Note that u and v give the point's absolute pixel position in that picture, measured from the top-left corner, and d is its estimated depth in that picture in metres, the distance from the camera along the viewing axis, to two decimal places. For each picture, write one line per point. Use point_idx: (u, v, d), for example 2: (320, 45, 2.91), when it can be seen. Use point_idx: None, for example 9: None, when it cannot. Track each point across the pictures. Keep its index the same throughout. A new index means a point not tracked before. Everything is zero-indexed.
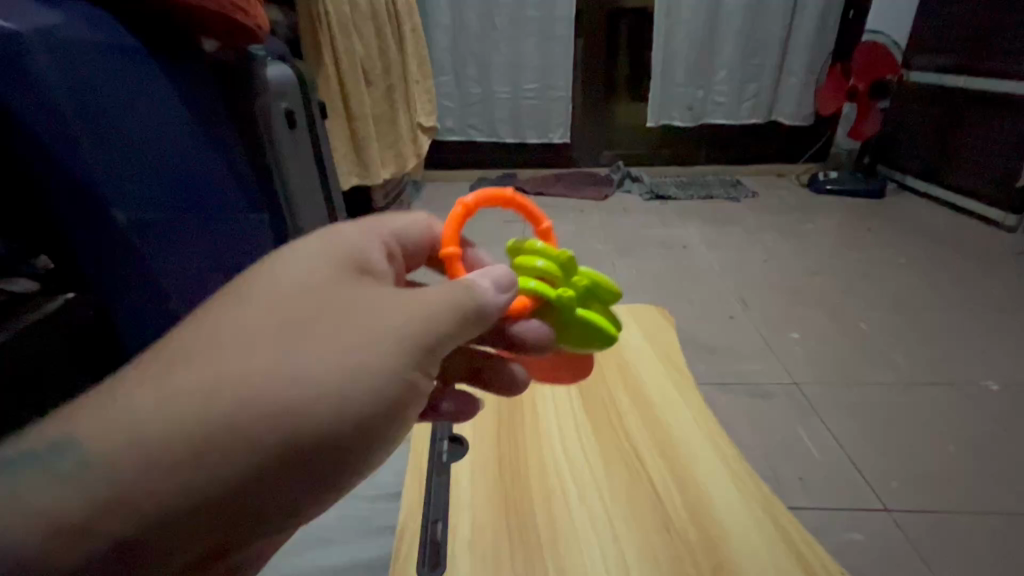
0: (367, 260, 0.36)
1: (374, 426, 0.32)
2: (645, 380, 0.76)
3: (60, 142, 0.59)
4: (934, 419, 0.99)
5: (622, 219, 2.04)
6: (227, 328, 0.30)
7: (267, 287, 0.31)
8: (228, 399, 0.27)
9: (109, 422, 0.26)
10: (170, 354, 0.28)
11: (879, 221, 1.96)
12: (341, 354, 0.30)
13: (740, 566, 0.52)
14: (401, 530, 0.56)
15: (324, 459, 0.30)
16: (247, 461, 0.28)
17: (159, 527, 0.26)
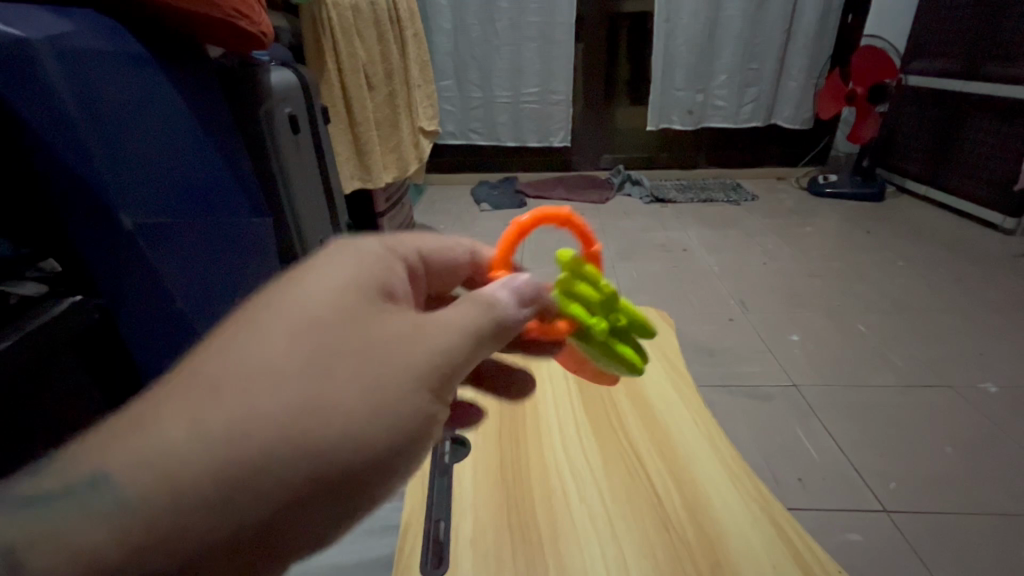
0: (392, 280, 0.33)
1: (404, 457, 0.29)
2: (644, 381, 0.77)
3: (68, 145, 0.61)
4: (934, 422, 1.00)
5: (622, 221, 2.06)
6: (245, 356, 0.26)
7: (288, 308, 0.27)
8: (251, 441, 0.24)
9: (137, 455, 0.23)
10: (199, 378, 0.25)
11: (878, 224, 1.97)
12: (371, 385, 0.27)
13: (736, 564, 0.52)
14: (405, 528, 0.57)
15: (352, 495, 0.27)
16: (270, 504, 0.25)
17: (193, 572, 0.24)
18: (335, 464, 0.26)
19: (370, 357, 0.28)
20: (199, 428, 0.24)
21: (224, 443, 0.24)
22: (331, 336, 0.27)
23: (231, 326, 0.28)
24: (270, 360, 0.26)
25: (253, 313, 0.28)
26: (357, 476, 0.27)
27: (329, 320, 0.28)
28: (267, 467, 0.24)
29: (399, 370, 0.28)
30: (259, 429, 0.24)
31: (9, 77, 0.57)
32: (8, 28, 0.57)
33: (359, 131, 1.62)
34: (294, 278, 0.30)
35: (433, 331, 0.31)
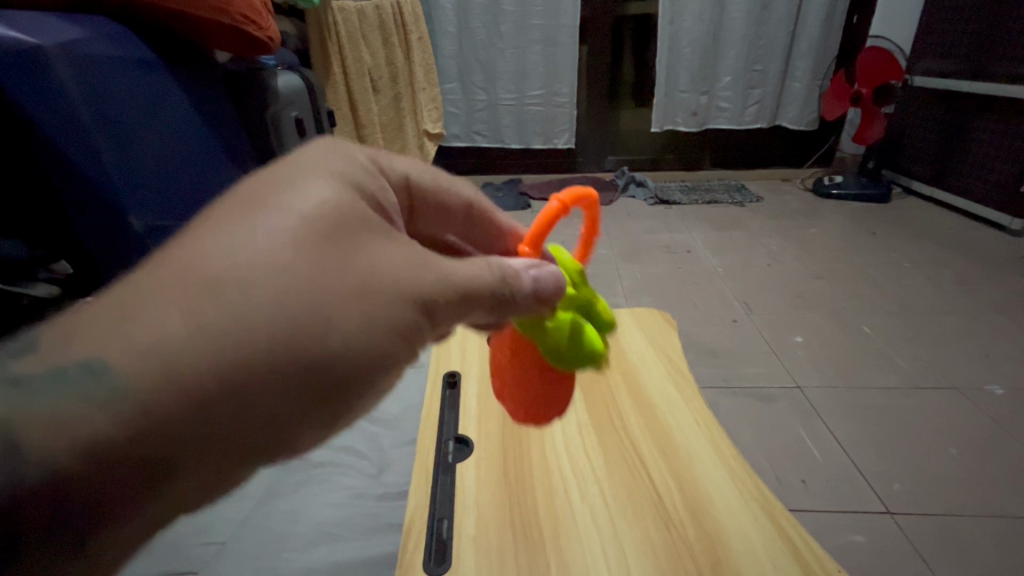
0: (385, 203, 0.36)
1: (393, 363, 0.31)
2: (646, 382, 0.77)
3: (81, 148, 0.64)
4: (937, 423, 1.00)
5: (626, 223, 2.06)
6: (251, 247, 0.27)
7: (292, 208, 0.29)
8: (263, 321, 0.25)
9: (137, 343, 0.23)
10: (200, 273, 0.25)
11: (884, 226, 1.96)
12: (372, 287, 0.30)
13: (737, 564, 0.53)
14: (408, 527, 0.58)
15: (344, 390, 0.29)
16: (273, 384, 0.26)
17: (189, 451, 0.24)
18: (335, 358, 0.28)
19: (369, 280, 0.29)
20: (206, 324, 0.24)
21: (235, 341, 0.24)
22: (333, 254, 0.29)
23: (224, 224, 0.27)
24: (276, 268, 0.26)
25: (249, 217, 0.28)
26: (348, 385, 0.29)
27: (330, 238, 0.29)
28: (276, 352, 0.25)
29: (394, 296, 0.30)
30: (266, 332, 0.25)
31: (25, 78, 0.59)
32: (25, 36, 0.60)
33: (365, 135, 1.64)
34: (286, 188, 0.30)
35: (425, 266, 0.33)
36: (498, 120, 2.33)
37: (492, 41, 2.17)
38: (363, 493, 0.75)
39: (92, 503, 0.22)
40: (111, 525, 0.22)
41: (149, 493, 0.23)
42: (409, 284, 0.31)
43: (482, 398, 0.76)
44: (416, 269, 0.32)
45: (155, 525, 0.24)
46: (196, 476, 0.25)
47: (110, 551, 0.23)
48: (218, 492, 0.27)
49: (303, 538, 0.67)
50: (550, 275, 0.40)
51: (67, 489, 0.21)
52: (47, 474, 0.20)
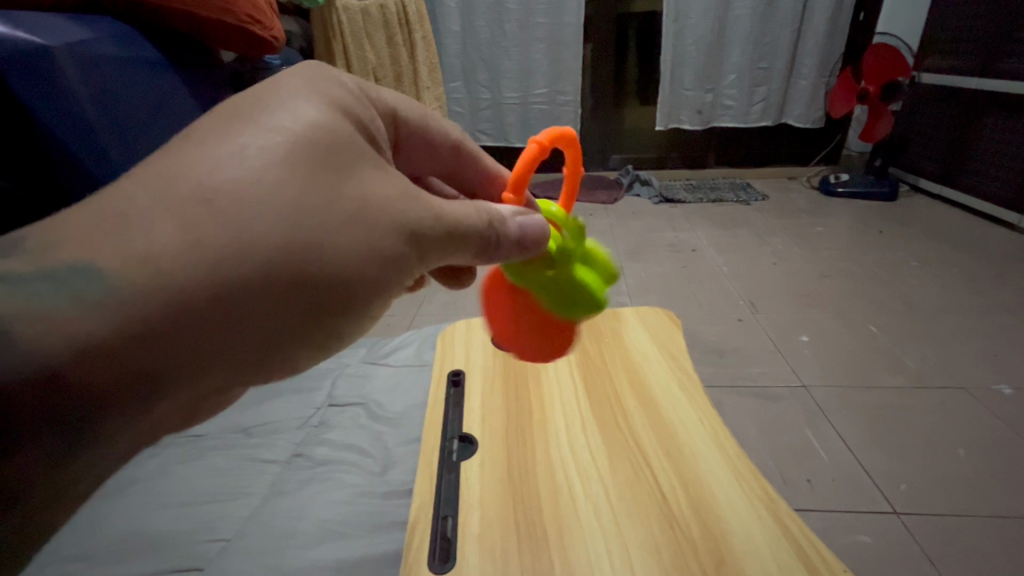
0: (373, 131, 0.38)
1: (375, 283, 0.34)
2: (651, 381, 0.77)
3: (89, 154, 0.69)
4: (945, 423, 0.99)
5: (631, 222, 2.05)
6: (234, 166, 0.29)
7: (271, 130, 0.31)
8: (247, 237, 0.28)
9: (132, 250, 0.26)
10: (190, 190, 0.28)
11: (891, 224, 1.94)
12: (354, 211, 0.32)
13: (740, 564, 0.52)
14: (413, 524, 0.58)
15: (328, 306, 0.32)
16: (259, 295, 0.29)
17: (182, 349, 0.27)
18: (319, 275, 0.31)
19: (350, 207, 0.32)
20: (196, 236, 0.27)
21: (222, 254, 0.27)
22: (315, 180, 0.31)
23: (211, 146, 0.30)
24: (259, 189, 0.29)
25: (234, 140, 0.30)
26: (330, 302, 0.32)
27: (312, 164, 0.31)
28: (263, 265, 0.29)
29: (375, 225, 0.33)
30: (250, 247, 0.28)
31: (31, 77, 0.62)
32: (31, 37, 0.63)
33: None
34: (270, 114, 0.32)
35: (410, 196, 0.35)
36: (502, 119, 2.33)
37: (496, 40, 2.17)
38: (369, 492, 0.75)
39: (91, 392, 0.24)
40: (109, 415, 0.25)
41: (143, 387, 0.26)
42: (391, 215, 0.34)
43: (487, 397, 0.76)
44: (398, 200, 0.35)
45: (150, 418, 0.27)
46: (193, 378, 0.28)
47: (108, 441, 0.26)
48: (211, 394, 0.30)
49: (308, 538, 0.67)
50: (537, 223, 0.40)
51: (67, 376, 0.23)
52: (50, 360, 0.23)
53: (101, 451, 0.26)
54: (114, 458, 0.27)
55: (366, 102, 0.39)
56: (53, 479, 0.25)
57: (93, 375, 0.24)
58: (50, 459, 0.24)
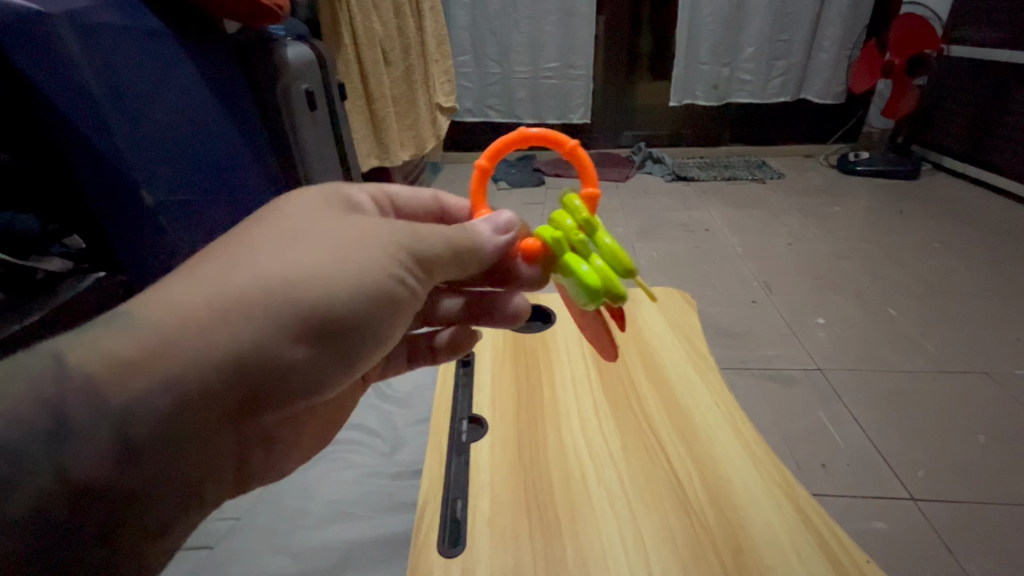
0: (358, 200, 0.46)
1: (376, 306, 0.39)
2: (666, 364, 0.75)
3: (97, 134, 0.70)
4: (968, 410, 0.96)
5: (642, 201, 2.01)
6: (250, 234, 0.37)
7: (278, 206, 0.39)
8: (265, 273, 0.34)
9: (165, 298, 0.32)
10: (211, 252, 0.35)
11: (912, 204, 1.89)
12: (352, 242, 0.38)
13: (758, 551, 0.51)
14: (423, 502, 0.58)
15: (339, 327, 0.37)
16: (275, 324, 0.34)
17: (209, 372, 0.32)
18: (325, 299, 0.36)
19: (346, 236, 0.38)
20: (215, 274, 0.33)
21: (233, 290, 0.33)
22: (315, 226, 0.38)
23: (235, 228, 0.38)
24: (264, 241, 0.36)
25: (248, 222, 0.38)
26: (337, 319, 0.37)
27: (309, 215, 0.39)
28: (274, 295, 0.34)
29: (373, 251, 0.38)
30: (256, 277, 0.34)
31: (29, 43, 0.63)
32: (30, 3, 0.63)
33: (377, 108, 1.54)
34: (277, 198, 0.41)
35: (399, 228, 0.40)
36: (511, 94, 2.27)
37: (506, 12, 2.10)
38: (377, 471, 0.74)
39: (127, 402, 0.30)
40: (147, 424, 0.30)
41: (175, 399, 0.31)
42: (385, 242, 0.39)
43: (497, 376, 0.75)
44: (391, 229, 0.40)
45: (186, 435, 0.32)
46: (220, 398, 0.33)
47: (153, 448, 0.31)
48: (240, 412, 0.35)
49: (316, 517, 0.67)
50: (503, 218, 0.48)
51: (106, 392, 0.29)
52: (96, 378, 0.29)
53: (149, 459, 0.31)
54: (168, 473, 0.32)
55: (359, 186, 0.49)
56: (112, 485, 0.30)
57: (129, 389, 0.30)
58: (106, 461, 0.29)
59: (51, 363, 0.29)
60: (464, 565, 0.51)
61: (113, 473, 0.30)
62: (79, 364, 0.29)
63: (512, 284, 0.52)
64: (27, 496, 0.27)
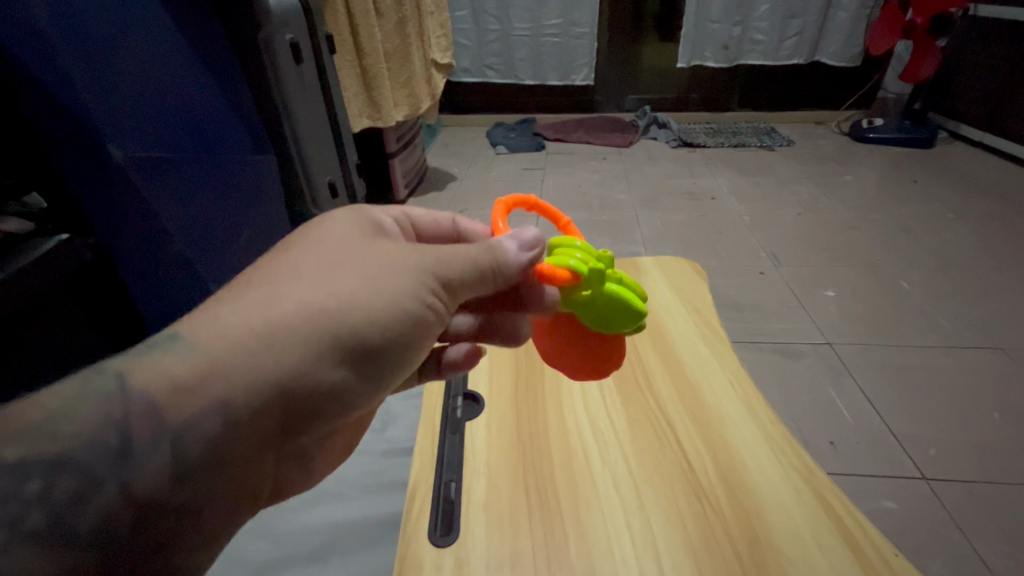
0: (383, 223, 0.43)
1: (410, 332, 0.36)
2: (675, 338, 0.71)
3: (53, 77, 0.68)
4: (982, 387, 0.93)
5: (647, 167, 1.94)
6: (285, 263, 0.35)
7: (312, 234, 0.37)
8: (306, 299, 0.32)
9: (215, 325, 0.30)
10: (250, 281, 0.34)
11: (927, 173, 1.82)
12: (387, 266, 0.36)
13: (775, 542, 0.48)
14: (414, 487, 0.54)
15: (374, 352, 0.34)
16: (314, 351, 0.32)
17: (253, 398, 0.30)
18: (362, 326, 0.33)
19: (376, 260, 0.36)
20: (256, 303, 0.32)
21: (277, 316, 0.31)
22: (350, 251, 0.36)
23: (270, 256, 0.36)
24: (301, 269, 0.34)
25: (281, 251, 0.36)
26: (373, 344, 0.34)
27: (344, 242, 0.37)
28: (315, 321, 0.32)
29: (408, 274, 0.36)
30: (298, 304, 0.32)
31: None
32: None
33: (368, 64, 1.43)
34: (308, 226, 0.39)
35: (434, 249, 0.38)
36: (511, 52, 2.16)
37: None
38: (367, 448, 0.71)
39: (182, 425, 0.28)
40: (202, 442, 0.29)
41: (227, 423, 0.29)
42: (419, 264, 0.36)
43: (494, 351, 0.70)
44: (426, 249, 0.37)
45: (235, 456, 0.30)
46: (259, 422, 0.31)
47: (207, 469, 0.29)
48: (282, 435, 0.32)
49: (302, 495, 0.64)
50: (528, 237, 0.41)
51: (165, 414, 0.28)
52: (156, 402, 0.28)
53: (203, 478, 0.29)
54: (219, 492, 0.30)
55: (385, 211, 0.46)
56: (174, 503, 0.28)
57: (183, 413, 0.29)
58: (166, 479, 0.28)
59: (114, 385, 0.28)
60: (456, 556, 0.48)
61: (170, 491, 0.28)
62: (143, 388, 0.28)
63: (521, 305, 0.45)
64: (95, 513, 0.26)
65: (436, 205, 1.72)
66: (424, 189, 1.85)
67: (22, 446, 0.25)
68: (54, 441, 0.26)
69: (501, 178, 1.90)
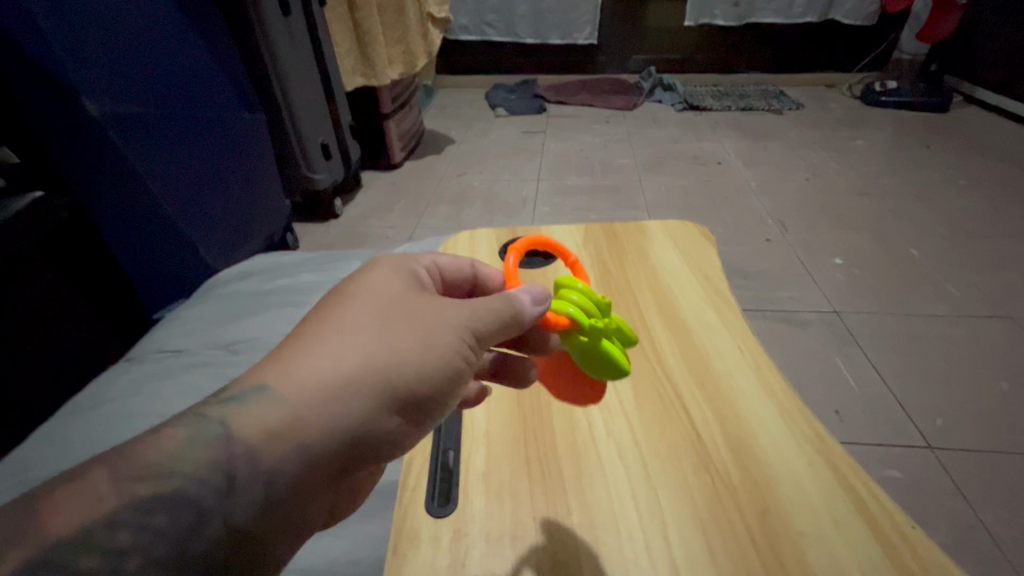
0: (419, 265, 0.39)
1: (452, 387, 0.34)
2: (682, 304, 0.68)
3: (19, 23, 0.63)
4: (992, 357, 0.91)
5: (651, 131, 1.87)
6: (336, 320, 0.31)
7: (357, 283, 0.34)
8: (365, 360, 0.30)
9: (298, 374, 0.29)
10: (305, 332, 0.31)
11: (941, 138, 1.76)
12: (438, 319, 0.33)
13: (788, 516, 0.46)
14: (410, 454, 0.52)
15: (423, 407, 0.33)
16: (373, 410, 0.30)
17: (325, 453, 0.29)
18: (416, 384, 0.31)
19: (426, 314, 0.33)
20: (319, 362, 0.29)
21: (342, 378, 0.29)
22: (400, 303, 0.33)
23: (317, 308, 0.33)
24: (354, 325, 0.31)
25: (327, 303, 0.33)
26: (422, 396, 0.32)
27: (393, 291, 0.34)
28: (375, 383, 0.30)
29: (454, 330, 0.33)
30: (359, 367, 0.30)
31: None
32: None
33: (360, 18, 1.35)
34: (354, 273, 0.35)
35: (477, 302, 0.35)
36: (511, 9, 2.06)
37: None
38: None
39: (274, 467, 0.27)
40: (290, 478, 0.28)
41: (306, 464, 0.28)
42: (462, 320, 0.34)
43: None
44: (472, 302, 0.35)
45: (319, 495, 0.30)
46: (330, 464, 0.29)
47: (290, 502, 0.28)
48: (348, 475, 0.31)
49: None
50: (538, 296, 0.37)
51: (264, 453, 0.27)
52: (255, 444, 0.27)
53: (291, 509, 0.28)
54: (301, 522, 0.29)
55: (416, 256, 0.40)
56: (264, 536, 0.27)
57: (274, 456, 0.27)
58: (262, 510, 0.27)
59: (220, 431, 0.27)
60: (455, 527, 0.46)
61: (264, 521, 0.27)
62: (245, 430, 0.27)
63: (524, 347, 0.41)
64: (205, 541, 0.25)
65: (433, 169, 1.66)
66: (421, 152, 1.79)
67: (145, 484, 0.25)
68: (171, 480, 0.25)
69: (500, 141, 1.83)
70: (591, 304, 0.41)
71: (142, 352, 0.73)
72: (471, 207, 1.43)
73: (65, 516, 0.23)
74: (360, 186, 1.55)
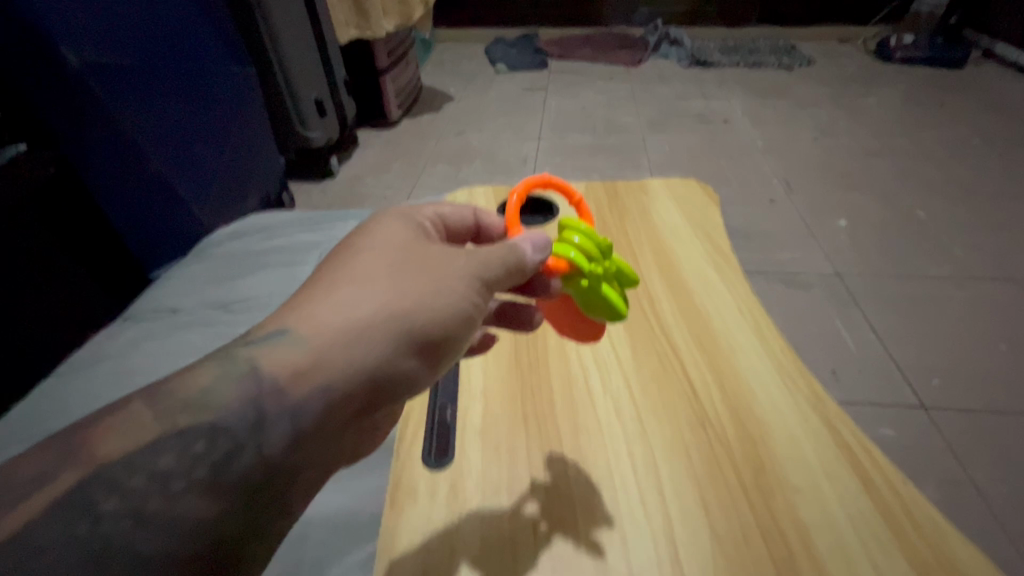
0: (424, 217, 0.38)
1: (463, 331, 0.33)
2: (683, 263, 0.67)
3: None
4: (991, 318, 0.91)
5: (656, 88, 1.81)
6: (345, 271, 0.31)
7: (365, 235, 0.33)
8: (375, 308, 0.30)
9: (315, 317, 0.29)
10: (317, 283, 0.31)
11: (955, 96, 1.70)
12: (445, 266, 0.33)
13: (784, 471, 0.46)
14: (408, 412, 0.52)
15: (437, 351, 0.32)
16: (388, 354, 0.30)
17: (347, 395, 0.29)
18: (428, 328, 0.31)
19: (433, 261, 0.33)
20: (330, 312, 0.29)
21: (355, 326, 0.29)
22: (407, 252, 0.33)
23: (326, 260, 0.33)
24: (362, 274, 0.31)
25: (336, 256, 0.33)
26: (437, 340, 0.32)
27: (400, 241, 0.33)
28: (387, 329, 0.30)
29: (461, 276, 0.33)
30: (372, 314, 0.29)
31: None
32: None
33: None
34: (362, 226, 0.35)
35: (482, 251, 0.35)
36: None
37: None
38: None
39: (297, 404, 0.27)
40: (312, 417, 0.27)
41: (328, 403, 0.28)
42: (468, 267, 0.33)
43: None
44: (478, 251, 0.34)
45: (345, 432, 0.30)
46: (350, 404, 0.29)
47: (319, 438, 0.28)
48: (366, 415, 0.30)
49: None
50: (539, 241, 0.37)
51: (288, 391, 0.27)
52: (277, 383, 0.27)
53: (318, 446, 0.28)
54: (330, 458, 0.29)
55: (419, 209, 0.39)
56: (290, 470, 0.27)
57: (296, 395, 0.27)
58: (289, 445, 0.27)
59: (248, 370, 0.28)
60: (452, 481, 0.47)
61: (290, 457, 0.27)
62: (270, 371, 0.27)
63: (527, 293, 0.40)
64: (238, 470, 0.26)
65: (431, 127, 1.62)
66: (418, 109, 1.74)
67: (184, 415, 0.26)
68: (204, 414, 0.26)
69: (501, 98, 1.78)
70: (592, 246, 0.40)
71: (139, 312, 0.72)
72: (469, 166, 1.40)
73: (113, 444, 0.25)
74: (357, 144, 1.51)
